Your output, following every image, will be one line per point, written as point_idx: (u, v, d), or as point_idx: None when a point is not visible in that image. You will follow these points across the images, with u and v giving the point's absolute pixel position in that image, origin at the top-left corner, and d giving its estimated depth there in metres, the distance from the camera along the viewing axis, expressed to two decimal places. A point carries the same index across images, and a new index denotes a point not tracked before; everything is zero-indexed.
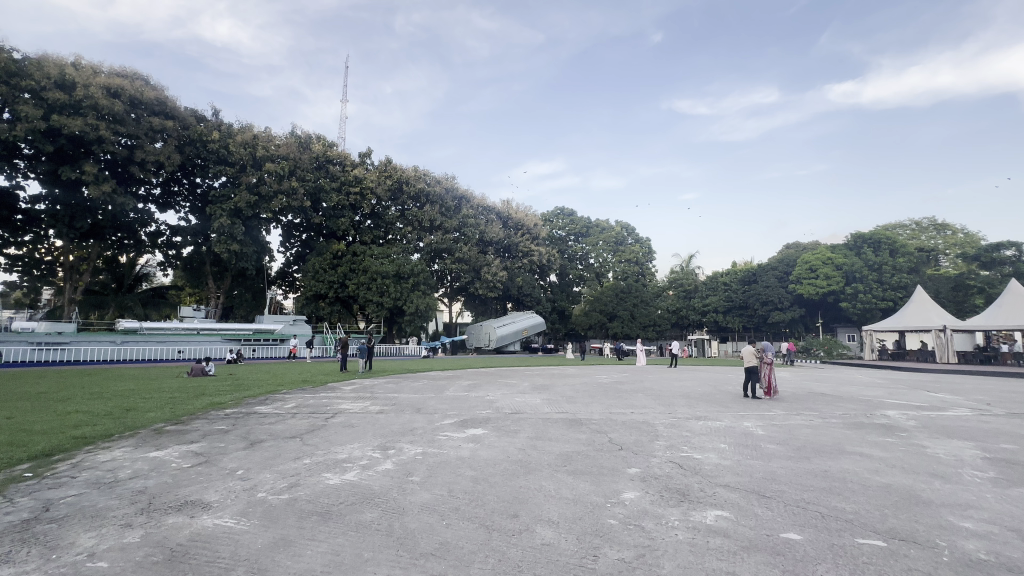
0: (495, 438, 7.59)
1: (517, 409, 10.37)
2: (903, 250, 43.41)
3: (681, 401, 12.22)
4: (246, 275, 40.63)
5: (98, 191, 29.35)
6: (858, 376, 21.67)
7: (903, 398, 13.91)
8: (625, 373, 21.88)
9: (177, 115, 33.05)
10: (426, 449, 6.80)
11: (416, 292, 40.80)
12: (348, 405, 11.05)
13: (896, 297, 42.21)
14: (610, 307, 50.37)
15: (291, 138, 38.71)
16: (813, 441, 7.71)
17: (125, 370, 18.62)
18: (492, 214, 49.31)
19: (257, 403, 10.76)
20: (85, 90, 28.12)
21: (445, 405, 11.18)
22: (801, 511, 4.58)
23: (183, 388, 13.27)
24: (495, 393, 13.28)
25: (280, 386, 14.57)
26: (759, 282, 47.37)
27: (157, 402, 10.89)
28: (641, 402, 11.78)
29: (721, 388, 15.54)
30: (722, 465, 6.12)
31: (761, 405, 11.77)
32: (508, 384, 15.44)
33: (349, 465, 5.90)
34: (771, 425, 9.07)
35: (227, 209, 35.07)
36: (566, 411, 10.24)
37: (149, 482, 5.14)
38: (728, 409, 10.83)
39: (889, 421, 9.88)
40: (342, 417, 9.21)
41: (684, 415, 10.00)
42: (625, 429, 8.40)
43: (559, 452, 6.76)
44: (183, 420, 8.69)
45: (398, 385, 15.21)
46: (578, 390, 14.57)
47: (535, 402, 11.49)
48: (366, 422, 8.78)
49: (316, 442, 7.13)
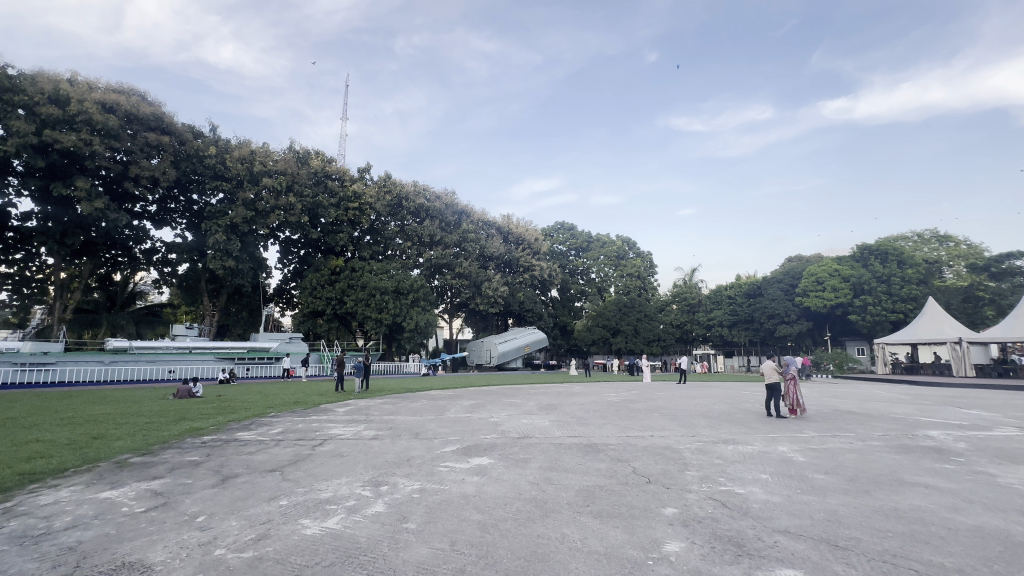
0: (504, 469, 6.66)
1: (525, 434, 9.42)
2: (911, 261, 42.66)
3: (701, 421, 11.29)
4: (242, 292, 39.93)
5: (90, 207, 28.70)
6: (878, 391, 20.70)
7: (939, 416, 12.90)
8: (634, 390, 20.90)
9: (173, 130, 32.71)
10: (425, 484, 5.87)
11: (416, 308, 40.00)
12: (340, 429, 10.11)
13: (907, 309, 41.20)
14: (613, 322, 49.41)
15: (289, 154, 38.35)
16: (865, 470, 6.80)
17: (107, 392, 17.59)
18: (492, 229, 48.79)
19: (239, 429, 9.80)
20: (79, 105, 27.83)
21: (447, 428, 10.25)
22: (892, 569, 3.66)
23: (164, 412, 12.36)
24: (500, 414, 12.31)
25: (269, 408, 13.64)
26: (765, 295, 46.57)
27: (130, 428, 9.92)
28: (658, 424, 10.83)
29: (740, 406, 14.62)
30: (772, 504, 5.19)
31: (790, 426, 10.83)
32: (513, 405, 14.48)
33: (333, 508, 4.97)
34: (809, 450, 8.12)
35: (223, 224, 34.46)
36: (580, 435, 9.32)
37: (85, 535, 4.21)
38: (755, 431, 9.88)
39: (937, 443, 8.93)
40: (331, 445, 8.27)
41: (710, 439, 9.06)
42: (649, 456, 7.46)
43: (579, 486, 5.83)
44: (153, 451, 7.76)
45: (395, 406, 14.26)
46: (587, 409, 13.62)
47: (544, 425, 10.55)
48: (357, 450, 7.85)
49: (299, 477, 6.21)
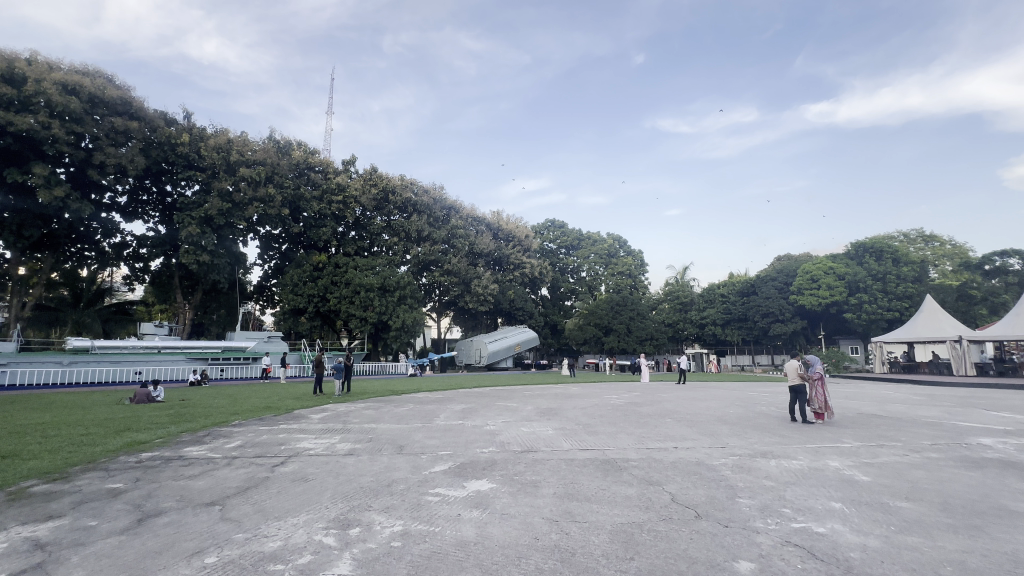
0: (511, 499, 5.26)
1: (529, 447, 8.05)
2: (905, 259, 42.13)
3: (722, 429, 10.01)
4: (219, 290, 37.86)
5: (49, 195, 26.62)
6: (887, 392, 19.76)
7: (971, 420, 11.88)
8: (633, 391, 19.69)
9: (143, 116, 30.65)
10: (410, 525, 4.47)
11: (403, 306, 38.36)
12: (311, 442, 8.63)
13: (903, 307, 40.65)
14: (605, 321, 48.21)
15: (268, 143, 36.38)
16: (953, 495, 5.53)
17: (54, 397, 15.73)
18: (482, 225, 47.32)
19: (187, 444, 8.23)
20: (37, 86, 25.72)
21: (436, 440, 8.83)
22: None
23: (110, 421, 10.77)
24: (496, 421, 10.89)
25: (234, 415, 12.05)
26: (759, 293, 45.98)
27: (55, 443, 8.29)
28: (678, 432, 9.55)
29: (755, 409, 13.43)
30: (876, 552, 3.89)
31: (824, 434, 9.64)
32: (508, 409, 13.11)
33: (279, 569, 3.54)
34: (867, 467, 6.87)
35: (197, 217, 32.50)
36: (593, 448, 7.96)
37: None
38: (791, 441, 8.68)
39: (1002, 454, 7.81)
40: (295, 465, 6.77)
41: (744, 451, 7.78)
42: (685, 478, 6.13)
43: (611, 525, 4.47)
44: (68, 476, 6.20)
45: (377, 412, 12.76)
46: (592, 415, 12.28)
47: (548, 434, 9.20)
48: (325, 472, 6.37)
49: (242, 515, 4.73)
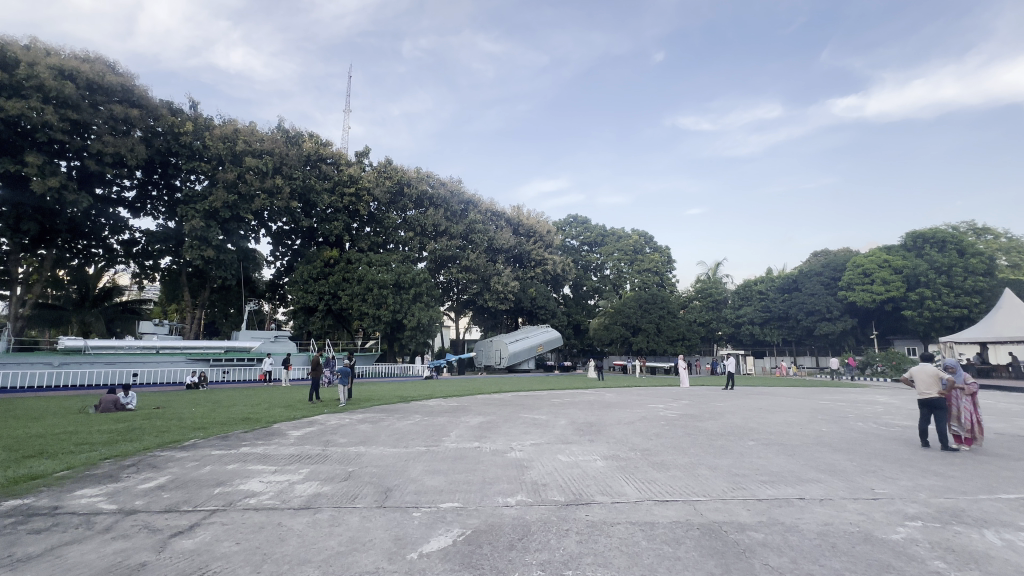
0: None
1: (580, 497, 5.29)
2: (973, 250, 37.43)
3: (841, 461, 7.10)
4: (228, 288, 36.16)
5: (43, 185, 24.91)
6: (991, 402, 16.22)
7: None
8: (682, 399, 16.73)
9: (146, 104, 29.02)
10: None
11: (418, 304, 36.05)
12: (263, 479, 6.05)
13: (971, 304, 36.24)
14: (634, 320, 44.69)
15: (277, 133, 34.49)
16: None
17: (14, 404, 13.66)
18: (501, 220, 44.64)
19: (86, 484, 5.76)
20: (30, 70, 24.12)
21: (440, 478, 6.15)
22: None
23: (31, 440, 8.43)
24: (522, 444, 8.18)
25: (196, 431, 9.65)
26: (803, 289, 42.30)
27: None
28: (783, 467, 6.68)
29: (854, 428, 10.39)
30: None
31: (1000, 471, 6.66)
32: (536, 425, 10.42)
33: None
34: None
35: (201, 210, 30.63)
36: (675, 501, 5.18)
37: None
38: (974, 488, 5.74)
39: None
40: (206, 534, 4.18)
41: (924, 511, 4.89)
42: None
43: None
44: None
45: (374, 427, 10.21)
46: (646, 434, 9.48)
47: (602, 471, 6.44)
48: (244, 555, 3.76)
49: None
